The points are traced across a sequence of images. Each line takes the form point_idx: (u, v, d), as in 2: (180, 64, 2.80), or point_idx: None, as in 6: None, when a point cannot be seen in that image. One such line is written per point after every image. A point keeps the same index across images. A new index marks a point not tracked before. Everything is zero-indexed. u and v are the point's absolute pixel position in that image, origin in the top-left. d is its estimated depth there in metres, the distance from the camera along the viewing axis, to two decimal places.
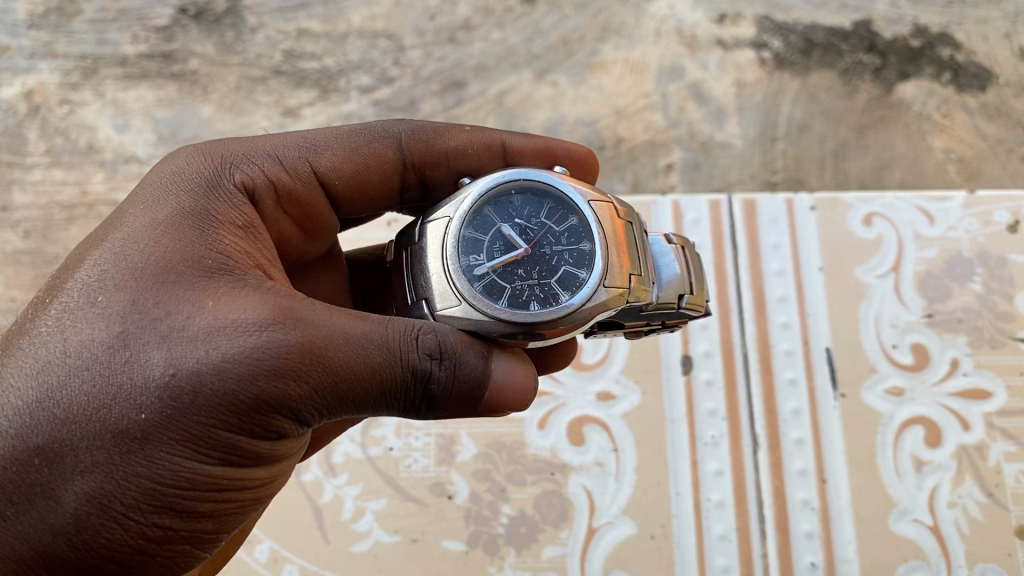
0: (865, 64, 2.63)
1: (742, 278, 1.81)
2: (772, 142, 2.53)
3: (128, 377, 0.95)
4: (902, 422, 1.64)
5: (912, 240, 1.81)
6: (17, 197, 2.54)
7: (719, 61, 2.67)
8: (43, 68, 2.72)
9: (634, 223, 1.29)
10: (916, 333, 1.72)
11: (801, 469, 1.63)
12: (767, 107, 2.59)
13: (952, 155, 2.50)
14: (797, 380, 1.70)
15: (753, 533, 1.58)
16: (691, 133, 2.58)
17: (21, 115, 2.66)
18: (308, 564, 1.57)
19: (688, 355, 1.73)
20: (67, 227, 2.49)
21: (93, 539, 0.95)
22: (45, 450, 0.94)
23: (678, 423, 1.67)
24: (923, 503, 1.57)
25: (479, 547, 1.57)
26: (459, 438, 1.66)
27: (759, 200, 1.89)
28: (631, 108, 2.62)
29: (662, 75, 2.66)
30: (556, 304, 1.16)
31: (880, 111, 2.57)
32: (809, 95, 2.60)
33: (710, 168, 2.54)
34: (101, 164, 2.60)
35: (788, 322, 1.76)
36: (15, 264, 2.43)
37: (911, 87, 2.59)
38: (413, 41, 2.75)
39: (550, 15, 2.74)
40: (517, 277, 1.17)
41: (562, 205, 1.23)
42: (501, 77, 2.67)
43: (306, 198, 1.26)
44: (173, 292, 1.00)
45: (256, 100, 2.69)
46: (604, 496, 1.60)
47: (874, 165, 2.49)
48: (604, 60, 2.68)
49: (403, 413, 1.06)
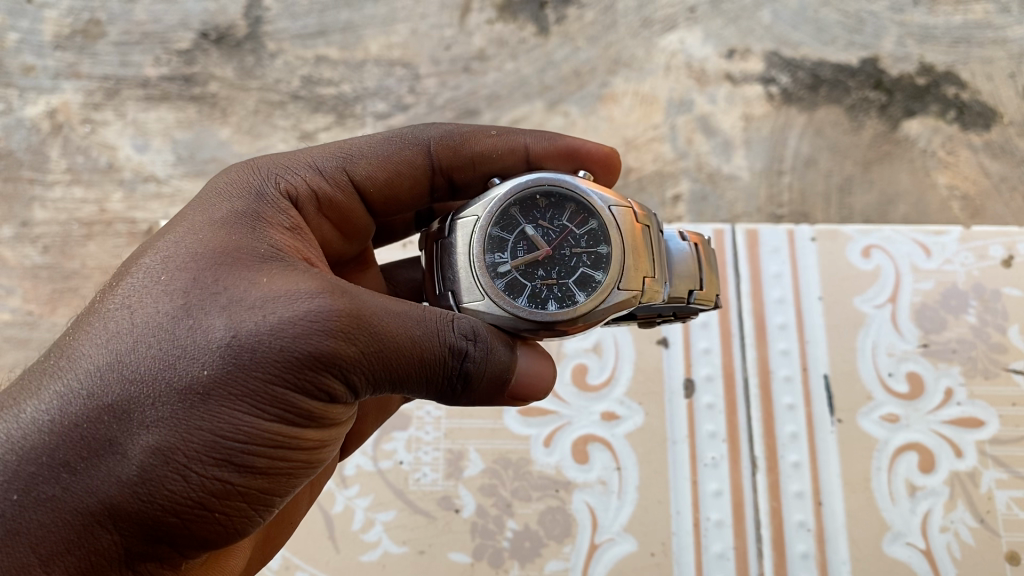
0: (871, 101, 2.71)
1: (744, 305, 1.86)
2: (778, 175, 2.61)
3: (192, 340, 1.00)
4: (896, 448, 1.69)
5: (909, 272, 1.86)
6: (38, 213, 2.66)
7: (727, 95, 2.76)
8: (66, 88, 2.82)
9: (651, 227, 1.36)
10: (911, 361, 1.77)
11: (798, 491, 1.68)
12: (774, 141, 2.67)
13: (956, 192, 2.57)
14: (795, 405, 1.76)
15: (750, 552, 1.63)
16: (698, 165, 2.66)
17: (44, 133, 2.77)
18: (319, 571, 1.63)
19: (690, 378, 1.78)
20: (85, 243, 2.62)
21: (157, 491, 0.96)
22: (115, 406, 0.97)
23: (679, 444, 1.72)
24: (917, 527, 1.62)
25: (483, 560, 1.63)
26: (467, 453, 1.72)
27: (761, 231, 1.93)
28: (639, 139, 2.70)
29: (671, 107, 2.75)
30: (572, 303, 1.24)
31: (885, 146, 2.64)
32: (815, 130, 2.68)
33: (717, 200, 2.60)
34: (120, 182, 2.71)
35: (788, 348, 1.81)
36: (33, 279, 2.56)
37: (916, 124, 2.66)
38: (428, 70, 2.84)
39: (562, 48, 2.83)
40: (540, 280, 1.25)
41: (576, 212, 1.31)
42: (513, 107, 2.75)
43: (346, 206, 1.34)
44: (232, 274, 1.07)
45: (274, 124, 2.78)
46: (607, 513, 1.66)
47: (880, 199, 2.56)
48: (614, 93, 2.77)
49: (441, 397, 1.12)
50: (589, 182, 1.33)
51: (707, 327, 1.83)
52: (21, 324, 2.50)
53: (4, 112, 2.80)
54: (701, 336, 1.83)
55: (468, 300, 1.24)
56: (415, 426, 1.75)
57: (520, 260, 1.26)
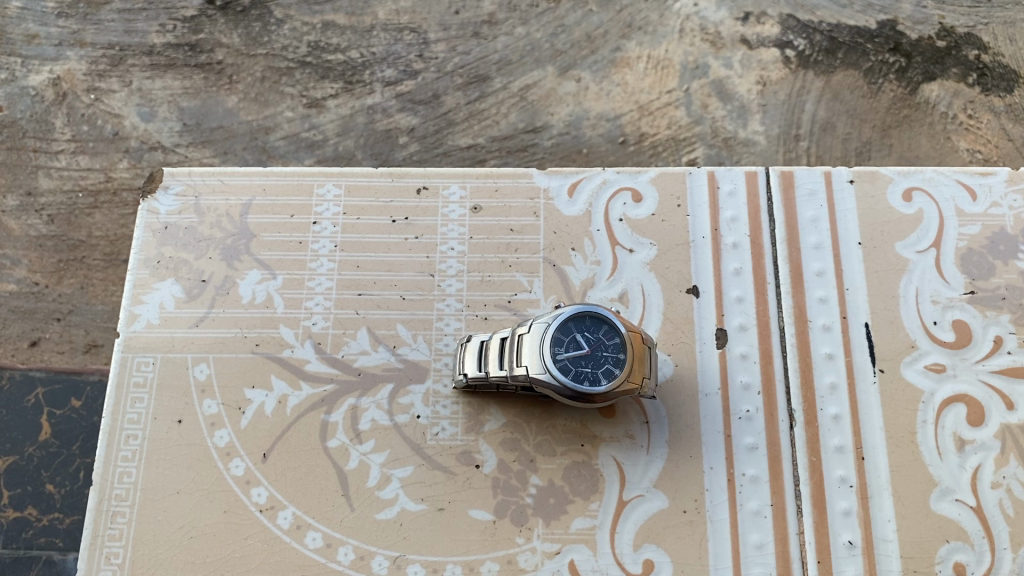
0: (890, 63, 2.80)
1: (779, 251, 1.73)
2: (795, 140, 2.71)
3: None
4: (943, 400, 1.61)
5: (953, 216, 1.74)
6: (43, 182, 2.72)
7: (743, 59, 2.82)
8: (70, 56, 2.86)
9: (649, 380, 1.52)
10: (957, 309, 1.67)
11: (838, 445, 1.59)
12: (791, 105, 2.76)
13: (978, 156, 2.69)
14: (834, 355, 1.65)
15: (789, 510, 1.55)
16: (714, 130, 2.73)
17: (48, 102, 2.81)
18: (332, 531, 1.56)
19: (722, 328, 1.67)
20: (91, 213, 2.69)
21: None
22: None
23: (712, 396, 1.62)
24: (966, 483, 1.56)
25: (506, 517, 1.56)
26: (488, 408, 1.63)
27: (796, 173, 1.79)
28: (654, 104, 2.78)
29: (685, 71, 2.80)
30: (567, 328, 1.49)
31: (904, 110, 2.75)
32: (832, 94, 2.77)
33: (733, 164, 2.69)
34: (127, 151, 2.76)
35: (826, 296, 1.69)
36: (39, 249, 2.66)
37: (936, 87, 2.76)
38: (437, 35, 2.90)
39: (575, 12, 2.90)
40: (582, 372, 1.46)
41: (616, 328, 1.49)
42: (524, 72, 2.83)
43: None
44: None
45: (281, 91, 2.83)
46: (635, 469, 1.58)
47: (898, 164, 2.69)
48: (628, 57, 2.83)
49: None
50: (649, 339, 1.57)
51: (740, 274, 1.71)
52: (26, 295, 2.61)
53: (8, 80, 2.83)
54: (733, 284, 1.70)
55: (531, 374, 1.48)
56: (432, 379, 1.66)
57: (570, 356, 1.46)
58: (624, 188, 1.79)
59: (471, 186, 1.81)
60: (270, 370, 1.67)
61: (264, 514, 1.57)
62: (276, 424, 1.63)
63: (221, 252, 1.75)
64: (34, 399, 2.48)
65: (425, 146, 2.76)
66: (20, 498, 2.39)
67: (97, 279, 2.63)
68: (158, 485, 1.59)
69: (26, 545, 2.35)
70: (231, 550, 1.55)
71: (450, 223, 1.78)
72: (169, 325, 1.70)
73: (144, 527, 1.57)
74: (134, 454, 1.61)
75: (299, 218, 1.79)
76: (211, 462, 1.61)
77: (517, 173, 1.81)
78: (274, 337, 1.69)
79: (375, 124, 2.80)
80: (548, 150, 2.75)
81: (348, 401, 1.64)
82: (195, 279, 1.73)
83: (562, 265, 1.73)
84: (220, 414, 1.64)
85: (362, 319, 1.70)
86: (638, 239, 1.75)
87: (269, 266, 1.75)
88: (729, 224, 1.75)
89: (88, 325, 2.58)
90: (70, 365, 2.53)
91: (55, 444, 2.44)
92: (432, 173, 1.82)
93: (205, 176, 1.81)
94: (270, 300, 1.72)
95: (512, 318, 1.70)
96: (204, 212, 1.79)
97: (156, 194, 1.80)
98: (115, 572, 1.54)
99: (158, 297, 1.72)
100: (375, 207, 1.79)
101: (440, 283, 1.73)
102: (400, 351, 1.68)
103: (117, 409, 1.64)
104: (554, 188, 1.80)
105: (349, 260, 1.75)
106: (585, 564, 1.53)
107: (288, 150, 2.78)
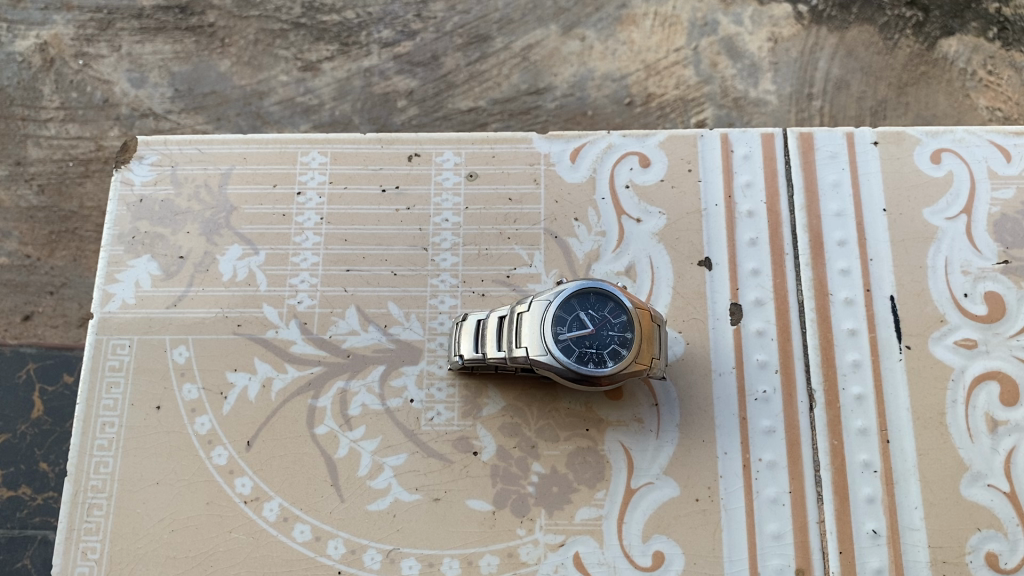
0: (907, 18, 2.64)
1: (797, 219, 1.61)
2: (808, 99, 2.57)
3: None
4: (974, 378, 1.50)
5: (985, 179, 1.62)
6: (32, 151, 2.60)
7: (753, 16, 2.67)
8: (57, 20, 2.73)
9: (658, 363, 1.41)
10: (990, 281, 1.56)
11: (861, 427, 1.48)
12: (803, 63, 2.61)
13: (998, 114, 2.55)
14: (857, 330, 1.53)
15: (808, 496, 1.45)
16: (724, 90, 2.60)
17: (35, 68, 2.68)
18: (321, 523, 1.46)
19: (737, 303, 1.56)
20: (82, 182, 2.58)
21: None
22: None
23: (726, 376, 1.52)
24: (1000, 467, 1.45)
25: (506, 508, 1.46)
26: (486, 391, 1.52)
27: (816, 134, 1.66)
28: (661, 63, 2.64)
29: (694, 29, 2.66)
30: (571, 307, 1.38)
31: (921, 67, 2.61)
32: (846, 51, 2.63)
33: (743, 125, 2.56)
34: (117, 119, 2.64)
35: (848, 267, 1.57)
36: (28, 221, 2.55)
37: (956, 43, 2.61)
38: None
39: None
40: (587, 354, 1.35)
41: (622, 305, 1.37)
42: (526, 31, 2.69)
43: None
44: None
45: (275, 53, 2.70)
46: (644, 455, 1.48)
47: (915, 123, 2.55)
48: (634, 14, 2.69)
49: None
50: (658, 316, 1.46)
51: (756, 245, 1.59)
52: (18, 268, 2.50)
53: None
54: (749, 255, 1.59)
55: (532, 356, 1.37)
56: (427, 360, 1.55)
57: (573, 336, 1.35)
58: (631, 152, 1.67)
59: (466, 152, 1.68)
60: (253, 353, 1.56)
61: (249, 506, 1.48)
62: (260, 410, 1.53)
63: (200, 227, 1.64)
64: (25, 374, 2.39)
65: (424, 110, 2.63)
66: (14, 476, 2.31)
67: (90, 251, 2.53)
68: (136, 476, 1.50)
69: (21, 525, 2.27)
70: (215, 544, 1.46)
71: (444, 192, 1.66)
72: (146, 305, 1.60)
73: (123, 520, 1.47)
74: (110, 443, 1.51)
75: (282, 188, 1.67)
76: (191, 450, 1.51)
77: (516, 137, 1.69)
78: (257, 316, 1.58)
79: (373, 87, 2.66)
80: (552, 113, 2.62)
81: (337, 384, 1.54)
82: (173, 256, 1.62)
83: (564, 237, 1.62)
84: (201, 400, 1.54)
85: (351, 296, 1.59)
86: (646, 208, 1.63)
87: (251, 240, 1.63)
88: (745, 190, 1.63)
89: (83, 297, 2.48)
90: (65, 339, 2.44)
91: (48, 421, 2.34)
92: (424, 139, 1.70)
93: (181, 145, 1.69)
94: (252, 277, 1.61)
95: (511, 294, 1.59)
96: (181, 183, 1.67)
97: (130, 164, 1.68)
98: (92, 569, 1.45)
99: (134, 275, 1.61)
100: (364, 175, 1.68)
101: (433, 257, 1.62)
102: (392, 331, 1.57)
103: (93, 395, 1.53)
104: (555, 153, 1.67)
105: (335, 234, 1.64)
106: (590, 556, 1.43)
107: (283, 115, 2.65)
